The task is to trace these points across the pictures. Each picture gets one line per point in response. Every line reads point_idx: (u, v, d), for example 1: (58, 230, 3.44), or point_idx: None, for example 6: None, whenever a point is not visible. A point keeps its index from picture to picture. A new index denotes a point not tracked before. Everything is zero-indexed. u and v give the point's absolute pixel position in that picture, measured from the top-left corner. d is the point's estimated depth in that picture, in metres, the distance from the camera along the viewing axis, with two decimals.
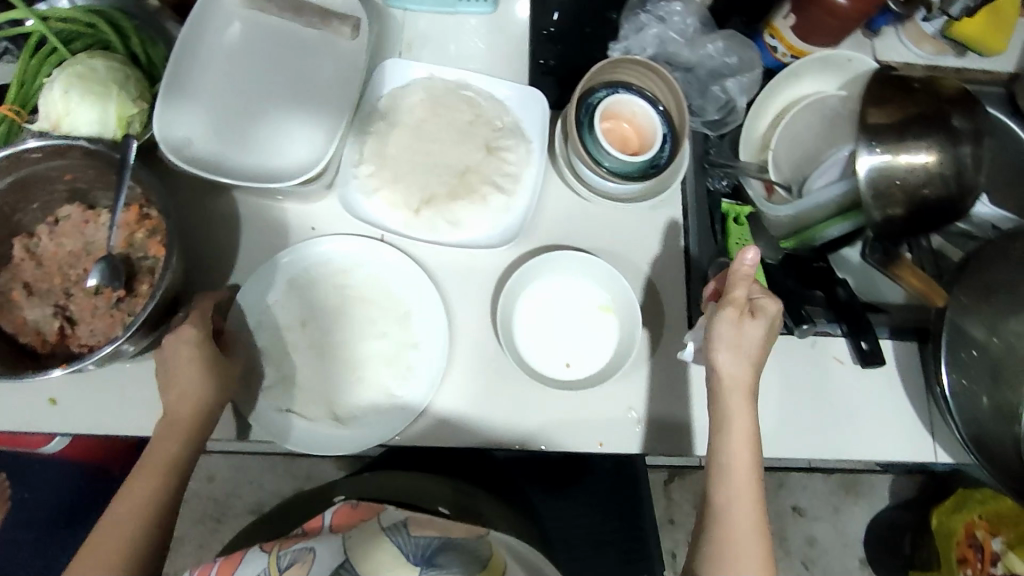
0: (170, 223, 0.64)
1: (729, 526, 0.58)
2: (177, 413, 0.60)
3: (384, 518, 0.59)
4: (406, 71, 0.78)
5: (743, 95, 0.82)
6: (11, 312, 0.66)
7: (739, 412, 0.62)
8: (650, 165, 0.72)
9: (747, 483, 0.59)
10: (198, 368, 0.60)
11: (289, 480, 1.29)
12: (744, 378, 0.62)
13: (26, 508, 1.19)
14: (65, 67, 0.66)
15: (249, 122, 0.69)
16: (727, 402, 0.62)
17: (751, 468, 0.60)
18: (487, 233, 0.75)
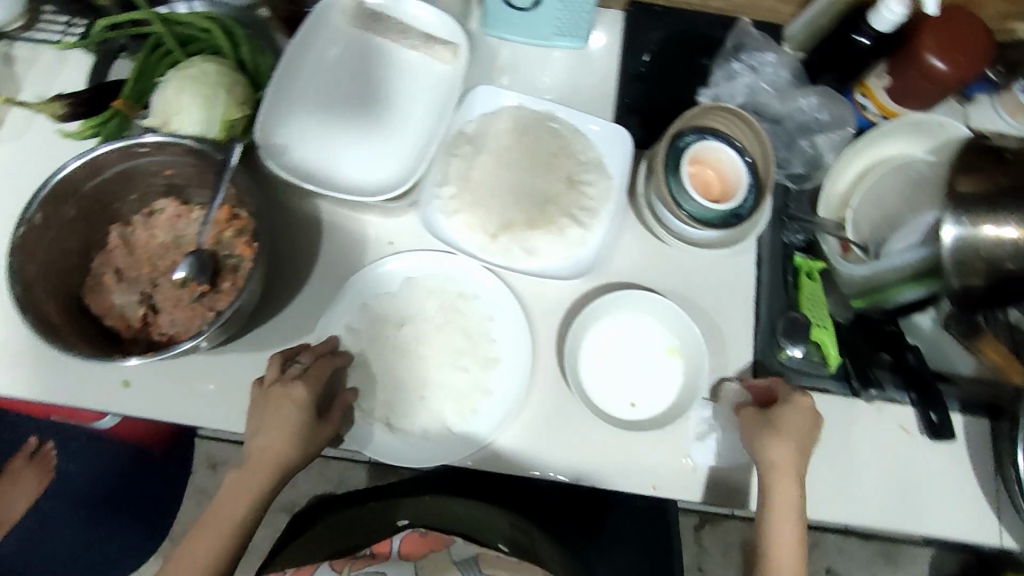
0: (262, 234, 0.66)
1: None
2: (257, 474, 0.63)
3: (455, 553, 0.68)
4: (497, 99, 0.80)
5: (831, 152, 0.83)
6: (100, 295, 0.68)
7: (786, 492, 0.64)
8: (731, 214, 0.72)
9: (792, 549, 0.63)
10: (290, 432, 0.63)
11: (323, 482, 1.31)
12: (791, 461, 0.64)
13: (69, 481, 1.23)
14: (181, 69, 0.70)
15: (343, 138, 0.71)
16: (776, 482, 0.64)
17: (796, 537, 0.64)
18: (561, 265, 0.76)
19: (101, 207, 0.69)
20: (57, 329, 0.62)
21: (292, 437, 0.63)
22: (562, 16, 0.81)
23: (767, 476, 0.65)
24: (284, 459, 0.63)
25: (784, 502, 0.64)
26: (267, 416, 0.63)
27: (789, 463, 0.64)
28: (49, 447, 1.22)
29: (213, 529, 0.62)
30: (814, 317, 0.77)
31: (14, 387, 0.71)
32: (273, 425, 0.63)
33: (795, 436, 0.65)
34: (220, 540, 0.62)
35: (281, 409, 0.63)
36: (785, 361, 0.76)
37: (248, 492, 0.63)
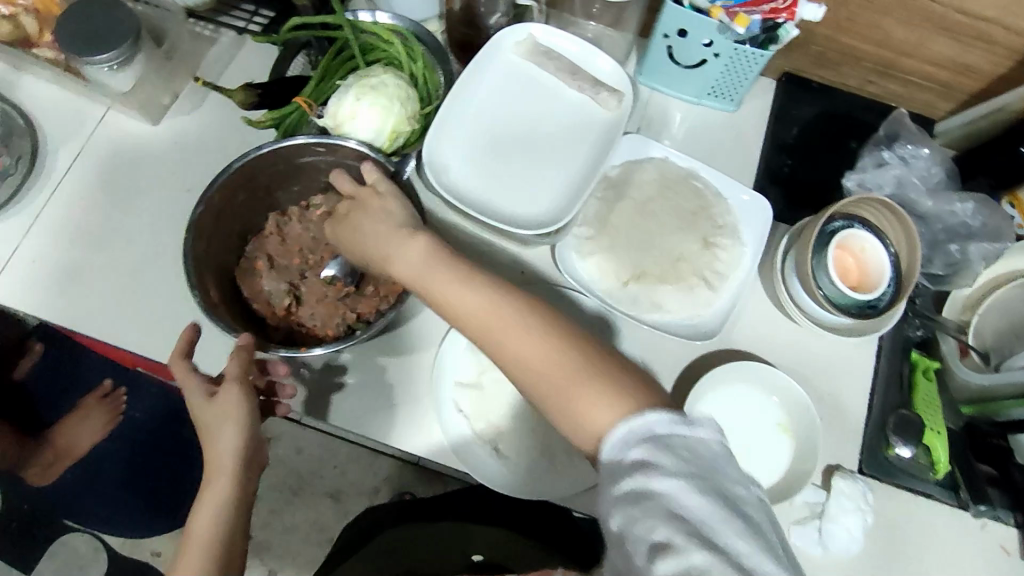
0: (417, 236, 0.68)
1: (546, 391, 0.57)
2: (215, 476, 0.62)
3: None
4: (644, 149, 0.82)
5: (981, 261, 0.78)
6: (251, 279, 0.71)
7: (471, 300, 0.61)
8: (867, 304, 0.72)
9: (530, 349, 0.58)
10: (220, 414, 0.62)
11: (370, 475, 1.33)
12: (439, 273, 0.62)
13: (132, 427, 1.34)
14: (362, 76, 0.72)
15: (499, 167, 0.73)
16: (436, 286, 0.62)
17: (535, 342, 0.58)
18: (686, 322, 0.76)
19: (266, 194, 0.72)
20: (215, 304, 0.65)
21: (226, 418, 0.62)
22: (720, 80, 0.83)
23: (425, 288, 0.63)
24: (241, 439, 0.62)
25: (505, 339, 0.59)
26: (201, 422, 0.63)
27: (417, 269, 0.63)
28: (120, 392, 1.35)
29: (193, 548, 0.60)
30: (928, 420, 0.76)
31: (149, 349, 0.75)
32: (210, 423, 0.62)
33: (391, 238, 0.65)
34: (204, 554, 0.59)
35: (205, 407, 0.63)
36: (892, 459, 0.75)
37: (218, 488, 0.61)
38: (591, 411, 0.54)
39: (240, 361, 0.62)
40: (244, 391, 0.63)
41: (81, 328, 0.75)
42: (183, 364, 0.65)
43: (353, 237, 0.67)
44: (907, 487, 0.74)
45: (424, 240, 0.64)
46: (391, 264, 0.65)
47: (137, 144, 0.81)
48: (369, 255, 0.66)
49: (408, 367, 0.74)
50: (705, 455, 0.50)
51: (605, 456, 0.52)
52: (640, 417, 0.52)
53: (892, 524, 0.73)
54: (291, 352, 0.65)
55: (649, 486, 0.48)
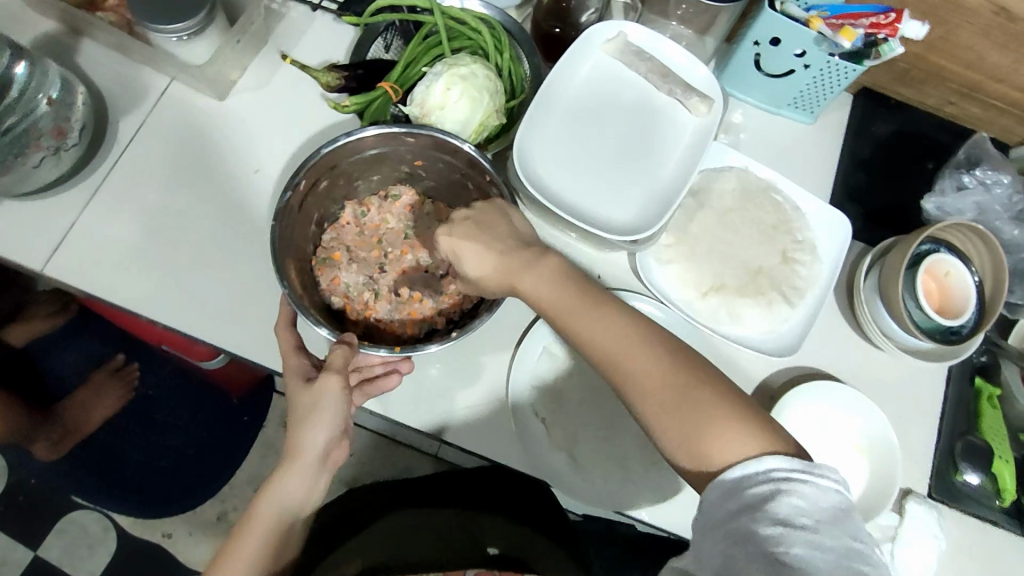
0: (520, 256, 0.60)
1: (670, 424, 0.53)
2: (299, 457, 0.62)
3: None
4: (723, 157, 0.80)
5: None
6: (330, 270, 0.69)
7: (594, 326, 0.57)
8: (950, 330, 0.72)
9: (662, 384, 0.54)
10: (315, 401, 0.62)
11: (388, 466, 1.26)
12: (565, 296, 0.58)
13: (147, 407, 1.20)
14: (450, 64, 0.69)
15: (578, 168, 0.71)
16: (560, 307, 0.58)
17: (669, 380, 0.54)
18: (764, 338, 0.75)
19: (346, 182, 0.70)
20: (300, 296, 0.63)
21: (320, 412, 0.62)
22: (804, 91, 0.80)
23: (550, 311, 0.59)
24: (333, 428, 0.63)
25: (602, 331, 0.57)
26: (292, 403, 0.63)
27: (544, 288, 0.59)
28: (134, 367, 1.19)
29: (255, 524, 0.62)
30: (996, 448, 0.76)
31: (211, 335, 0.71)
32: (303, 408, 0.62)
33: (515, 260, 0.60)
34: (260, 535, 0.62)
35: (300, 391, 0.62)
36: (959, 485, 0.75)
37: (297, 480, 0.62)
38: (720, 449, 0.51)
39: (343, 360, 0.61)
40: (344, 386, 0.62)
41: (142, 311, 0.72)
42: (289, 337, 0.65)
43: (472, 247, 0.60)
44: (976, 514, 0.74)
45: (554, 262, 0.60)
46: (516, 280, 0.59)
47: (202, 121, 0.77)
48: (488, 272, 0.60)
49: (481, 370, 0.73)
50: (828, 508, 0.46)
51: (717, 484, 0.50)
52: (762, 458, 0.49)
53: (958, 552, 0.73)
54: (375, 352, 0.62)
55: (756, 528, 0.46)
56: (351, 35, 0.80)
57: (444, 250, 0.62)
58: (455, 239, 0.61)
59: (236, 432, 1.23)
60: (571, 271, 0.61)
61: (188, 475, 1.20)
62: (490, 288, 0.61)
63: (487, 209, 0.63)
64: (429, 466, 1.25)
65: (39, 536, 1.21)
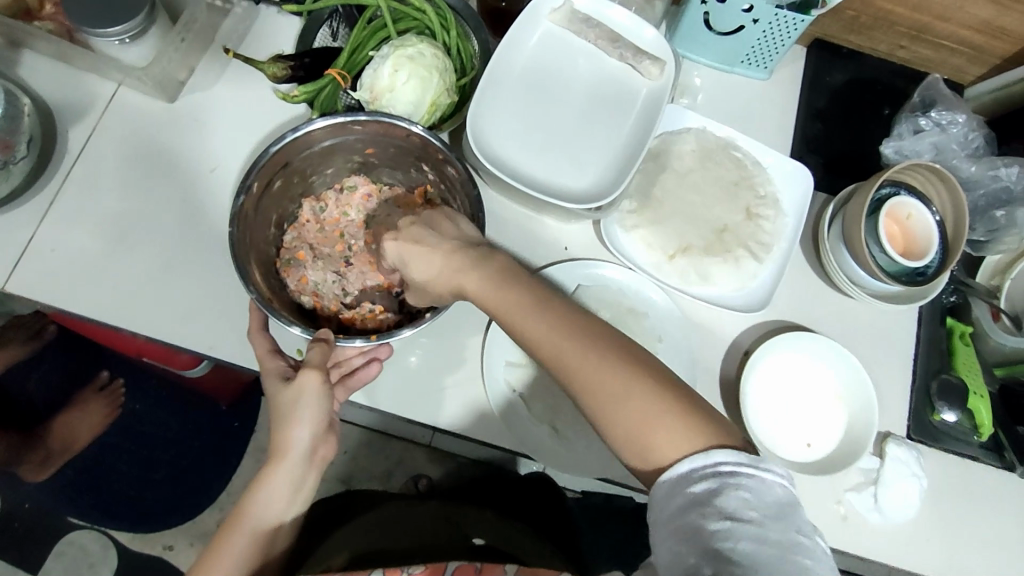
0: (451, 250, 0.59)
1: (614, 425, 0.52)
2: (285, 456, 0.62)
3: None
4: (681, 120, 0.79)
5: None
6: (296, 269, 0.69)
7: (540, 326, 0.55)
8: (916, 272, 0.72)
9: (608, 386, 0.52)
10: (293, 402, 0.61)
11: (381, 460, 1.25)
12: (510, 297, 0.56)
13: (137, 422, 1.17)
14: (397, 46, 0.69)
15: (531, 142, 0.70)
16: (505, 310, 0.56)
17: (615, 380, 0.52)
18: (734, 295, 0.75)
19: (301, 179, 0.69)
20: (268, 298, 0.62)
21: (304, 410, 0.62)
22: (755, 47, 0.80)
23: (497, 310, 0.57)
24: (316, 425, 0.62)
25: (534, 330, 0.55)
26: (274, 404, 0.62)
27: (488, 289, 0.57)
28: (119, 383, 1.15)
29: (240, 525, 0.62)
30: (970, 384, 0.77)
31: (182, 338, 0.71)
32: (285, 408, 0.62)
33: (462, 257, 0.58)
34: (247, 535, 0.62)
35: (280, 391, 0.62)
36: (937, 423, 0.76)
37: (281, 477, 0.62)
38: (667, 443, 0.50)
39: (320, 356, 0.61)
40: (323, 381, 0.61)
41: (109, 320, 0.71)
42: (262, 338, 0.65)
43: (418, 250, 0.60)
44: (954, 451, 0.75)
45: (499, 262, 0.58)
46: (462, 280, 0.58)
47: (154, 124, 0.76)
48: (434, 273, 0.59)
49: (454, 350, 0.73)
50: (773, 502, 0.46)
51: (662, 482, 0.49)
52: (708, 453, 0.48)
53: (942, 489, 0.74)
54: (352, 340, 0.62)
55: (704, 523, 0.45)
56: (297, 26, 0.79)
57: (393, 256, 0.62)
58: (403, 246, 0.61)
59: (229, 437, 1.24)
60: (515, 270, 0.59)
61: (183, 484, 1.21)
62: (441, 293, 0.60)
63: (435, 217, 0.63)
64: (423, 455, 1.25)
65: (37, 559, 1.20)
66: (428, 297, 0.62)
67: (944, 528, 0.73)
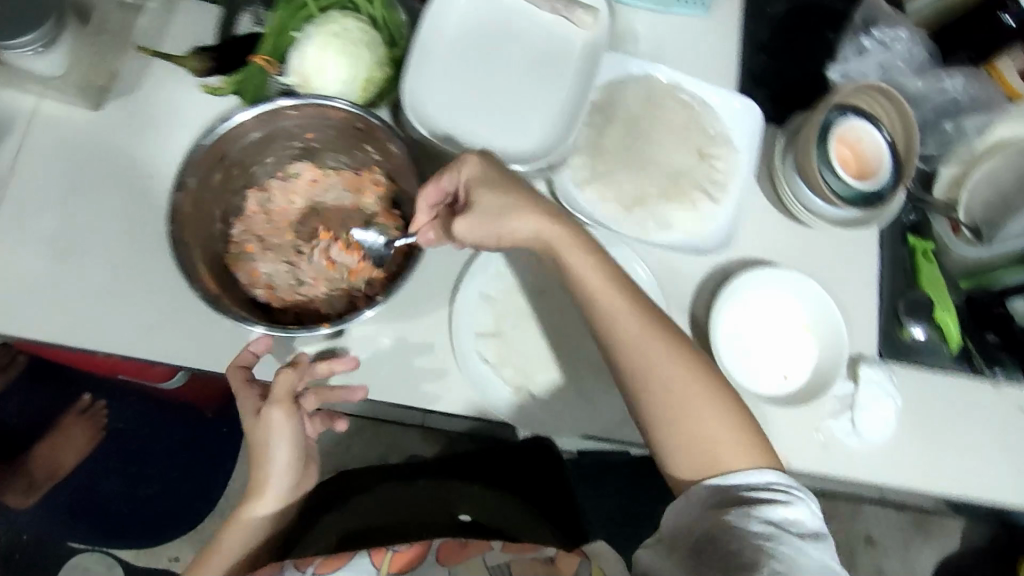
0: (529, 202, 0.60)
1: (676, 425, 0.57)
2: (271, 476, 0.65)
3: (489, 561, 0.65)
4: (624, 66, 0.78)
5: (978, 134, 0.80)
6: (246, 263, 0.67)
7: (629, 315, 0.59)
8: (872, 194, 0.72)
9: (679, 388, 0.57)
10: (270, 437, 0.63)
11: (374, 445, 1.26)
12: (605, 282, 0.60)
13: (123, 439, 1.16)
14: (321, 23, 0.67)
15: (472, 107, 0.69)
16: (602, 299, 0.60)
17: (690, 389, 0.57)
18: (695, 238, 0.75)
19: (241, 170, 0.67)
20: (218, 295, 0.61)
21: (277, 442, 0.63)
22: None
23: (586, 293, 0.60)
24: (292, 451, 0.65)
25: (622, 313, 0.59)
26: (249, 436, 0.64)
27: (584, 271, 0.60)
28: (101, 405, 1.14)
29: (236, 529, 0.66)
30: (936, 299, 0.78)
31: (142, 348, 0.69)
32: (259, 440, 0.63)
33: (552, 224, 0.60)
34: (246, 539, 0.67)
35: (252, 425, 0.63)
36: (908, 340, 0.77)
37: (271, 487, 0.66)
38: (725, 455, 0.56)
39: (286, 386, 0.61)
40: (292, 413, 0.63)
41: (63, 339, 0.69)
42: (238, 373, 0.63)
43: (497, 184, 0.60)
44: (926, 366, 0.76)
45: (595, 246, 0.62)
46: (549, 241, 0.60)
47: (83, 133, 0.73)
48: (506, 209, 0.59)
49: (421, 327, 0.71)
50: (815, 524, 0.53)
51: (706, 487, 0.55)
52: (764, 472, 0.55)
53: (917, 404, 0.75)
54: (305, 332, 0.61)
55: (749, 521, 0.52)
56: (217, 14, 0.76)
57: (461, 174, 0.60)
58: (481, 173, 0.60)
59: (219, 440, 1.21)
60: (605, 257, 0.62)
61: (180, 492, 1.20)
62: (510, 226, 0.59)
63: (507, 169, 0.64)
64: (415, 435, 1.26)
65: None
66: (487, 225, 0.59)
67: (923, 442, 0.74)
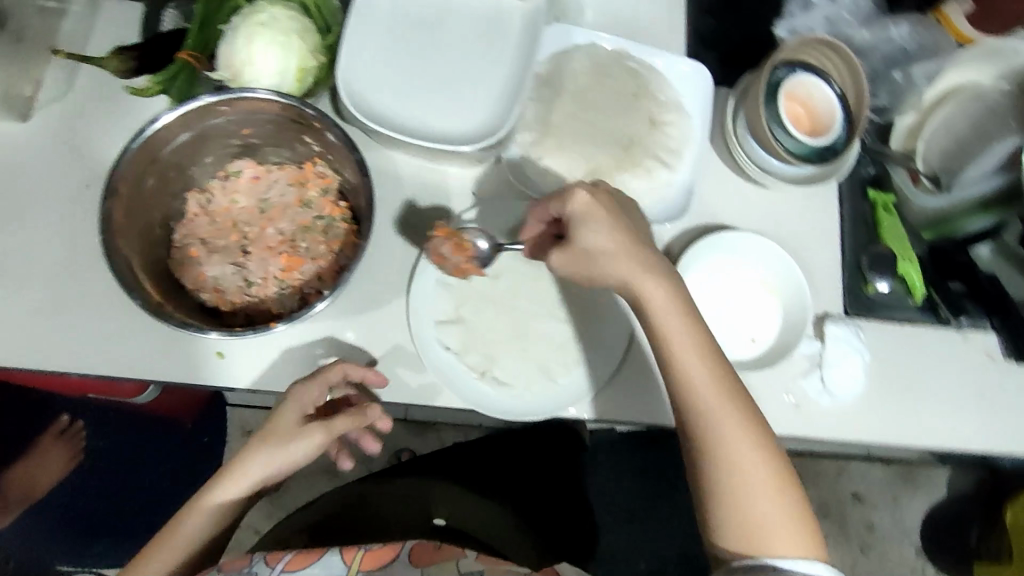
0: (630, 254, 0.58)
1: (730, 496, 0.55)
2: (254, 475, 0.61)
3: (462, 566, 0.64)
4: (567, 37, 0.75)
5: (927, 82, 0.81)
6: (191, 268, 0.65)
7: (704, 376, 0.57)
8: (826, 149, 0.71)
9: (757, 464, 0.56)
10: (285, 445, 0.60)
11: None
12: (689, 339, 0.58)
13: None
14: (248, 13, 0.65)
15: (410, 89, 0.67)
16: (686, 358, 0.58)
17: (753, 461, 0.56)
18: (653, 208, 0.73)
19: (178, 172, 0.64)
20: (160, 302, 0.59)
21: (282, 454, 0.61)
22: None
23: (666, 347, 0.59)
24: (285, 468, 0.61)
25: (696, 370, 0.58)
26: (269, 428, 0.61)
27: (669, 326, 0.58)
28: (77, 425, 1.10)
29: (190, 521, 0.61)
30: (899, 252, 0.77)
31: (93, 365, 0.67)
32: (274, 440, 0.61)
33: (653, 274, 0.59)
34: (198, 533, 0.61)
35: (283, 423, 0.61)
36: (873, 295, 0.76)
37: (234, 484, 0.61)
38: (775, 537, 0.54)
39: (359, 420, 0.61)
40: (323, 439, 0.61)
41: (10, 362, 0.66)
42: (331, 369, 0.63)
43: (609, 226, 0.58)
44: (892, 318, 0.76)
45: (690, 303, 0.60)
46: (644, 296, 0.59)
47: (12, 147, 0.71)
48: (613, 254, 0.58)
49: (379, 321, 0.70)
50: None
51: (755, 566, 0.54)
52: (813, 561, 0.54)
53: (885, 357, 0.75)
54: (252, 334, 0.59)
55: None
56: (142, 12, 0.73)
57: (576, 206, 0.59)
58: (598, 211, 0.58)
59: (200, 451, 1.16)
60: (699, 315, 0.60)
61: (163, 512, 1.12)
62: (611, 271, 0.59)
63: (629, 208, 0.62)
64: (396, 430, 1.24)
65: None
66: (586, 264, 0.59)
67: (894, 395, 0.74)
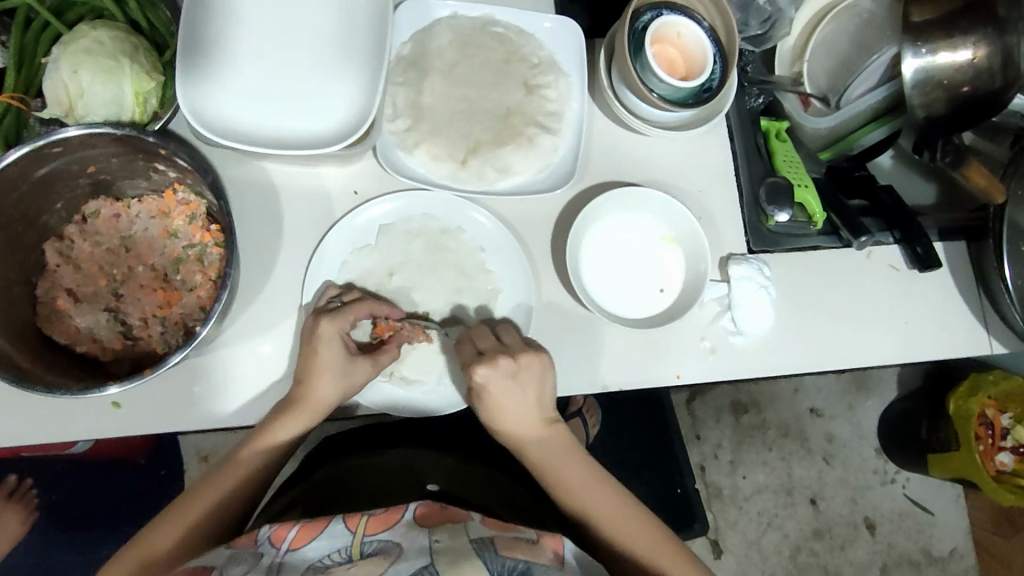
0: (517, 410, 0.64)
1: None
2: (309, 409, 0.63)
3: (472, 530, 0.62)
4: (427, 11, 0.73)
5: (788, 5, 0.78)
6: (61, 321, 0.62)
7: (584, 490, 0.65)
8: (702, 89, 0.70)
9: (652, 549, 0.63)
10: (333, 369, 0.62)
11: None
12: (557, 462, 0.66)
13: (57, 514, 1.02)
14: (68, 42, 0.60)
15: (261, 94, 0.63)
16: (577, 496, 0.65)
17: (647, 546, 0.63)
18: (539, 178, 0.72)
19: (28, 224, 0.60)
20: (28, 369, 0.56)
21: (335, 379, 0.62)
22: None
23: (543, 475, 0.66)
24: (331, 398, 0.63)
25: (574, 484, 0.65)
26: (316, 355, 0.62)
27: (545, 458, 0.66)
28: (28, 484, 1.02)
29: (233, 472, 0.63)
30: (793, 178, 0.77)
31: None
32: (321, 367, 0.62)
33: (528, 420, 0.65)
34: (236, 483, 0.63)
35: (332, 352, 0.62)
36: (773, 228, 0.75)
37: (270, 434, 0.63)
38: None
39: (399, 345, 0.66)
40: (372, 369, 0.64)
41: None
42: (361, 306, 0.64)
43: (497, 387, 0.63)
44: (795, 245, 0.75)
45: (562, 432, 0.67)
46: (523, 446, 0.66)
47: None
48: (506, 413, 0.64)
49: (277, 339, 0.67)
50: None
51: None
52: None
53: (793, 288, 0.75)
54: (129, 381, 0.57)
55: None
56: None
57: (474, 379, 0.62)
58: (487, 380, 0.62)
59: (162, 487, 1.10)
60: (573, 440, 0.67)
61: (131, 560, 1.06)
62: (504, 425, 0.65)
63: (527, 361, 0.63)
64: None
65: None
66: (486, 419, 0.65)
67: (808, 321, 0.75)
